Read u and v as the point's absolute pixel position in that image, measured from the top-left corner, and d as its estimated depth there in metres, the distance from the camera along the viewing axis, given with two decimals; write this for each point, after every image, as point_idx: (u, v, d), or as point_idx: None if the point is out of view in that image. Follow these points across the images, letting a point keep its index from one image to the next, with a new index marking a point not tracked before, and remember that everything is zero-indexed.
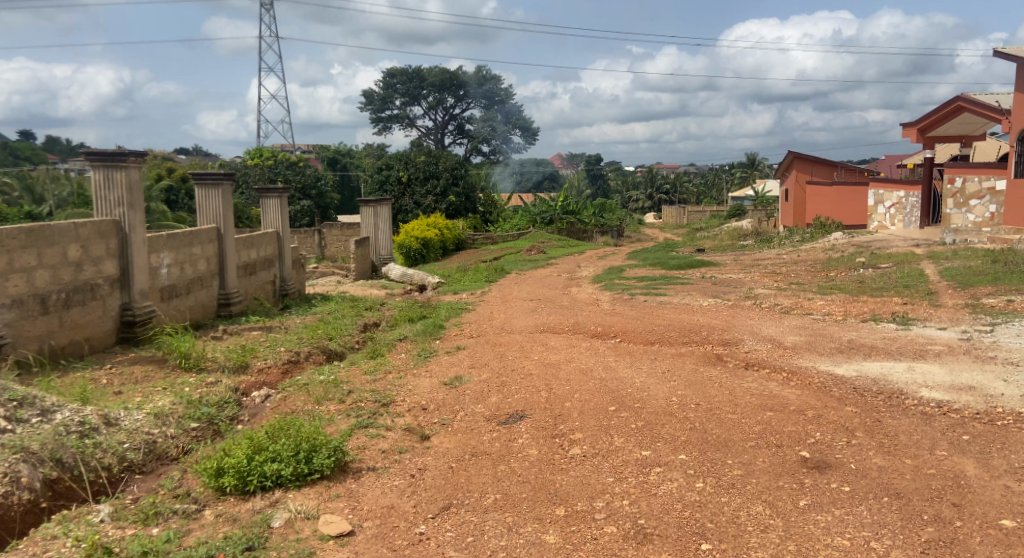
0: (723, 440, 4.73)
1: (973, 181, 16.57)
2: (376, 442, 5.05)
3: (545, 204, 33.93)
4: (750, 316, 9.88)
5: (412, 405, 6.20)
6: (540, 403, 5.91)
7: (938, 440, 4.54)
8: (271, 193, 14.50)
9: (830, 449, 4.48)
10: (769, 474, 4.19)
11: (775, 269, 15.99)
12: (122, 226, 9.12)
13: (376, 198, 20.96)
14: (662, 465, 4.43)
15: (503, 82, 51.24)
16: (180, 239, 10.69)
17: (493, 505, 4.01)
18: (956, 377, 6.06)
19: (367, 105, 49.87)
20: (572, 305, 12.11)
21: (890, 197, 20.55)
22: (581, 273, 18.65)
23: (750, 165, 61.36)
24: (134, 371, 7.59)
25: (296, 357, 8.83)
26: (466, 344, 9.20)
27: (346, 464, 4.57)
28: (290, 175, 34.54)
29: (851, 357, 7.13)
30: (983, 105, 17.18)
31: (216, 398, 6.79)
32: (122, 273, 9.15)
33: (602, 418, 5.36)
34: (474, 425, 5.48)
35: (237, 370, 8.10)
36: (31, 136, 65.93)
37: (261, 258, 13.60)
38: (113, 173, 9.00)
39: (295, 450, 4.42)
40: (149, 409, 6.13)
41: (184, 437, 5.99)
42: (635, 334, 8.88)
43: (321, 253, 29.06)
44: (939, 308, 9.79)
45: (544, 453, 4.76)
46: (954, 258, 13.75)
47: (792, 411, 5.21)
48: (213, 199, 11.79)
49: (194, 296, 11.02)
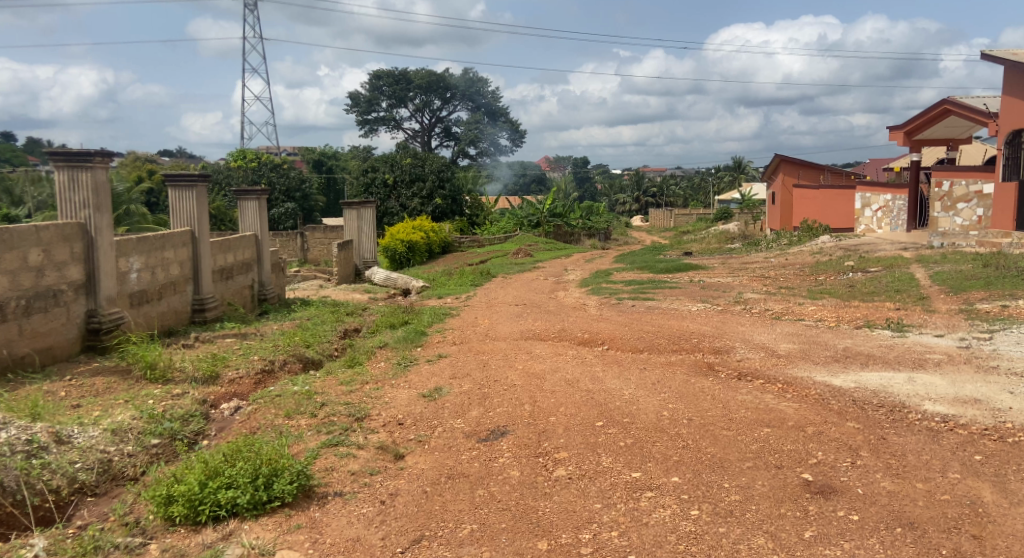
0: (718, 460, 4.41)
1: (961, 184, 16.39)
2: (346, 462, 4.69)
3: (531, 206, 33.71)
4: (742, 322, 9.58)
5: (387, 420, 5.84)
6: (524, 417, 5.57)
7: (949, 461, 4.25)
8: (249, 195, 14.11)
9: (834, 471, 4.16)
10: (770, 500, 3.87)
11: (764, 272, 15.75)
12: (88, 229, 8.70)
13: (360, 200, 20.57)
14: (653, 489, 4.10)
15: (489, 85, 51.03)
16: (151, 243, 10.26)
17: (470, 538, 3.66)
18: (959, 388, 5.78)
19: (354, 108, 49.38)
20: (558, 310, 11.78)
21: (877, 201, 20.42)
22: (567, 277, 18.35)
23: (736, 168, 61.27)
24: (95, 383, 7.18)
25: (270, 367, 8.45)
26: (448, 352, 8.86)
27: (311, 488, 4.20)
28: (274, 178, 34.06)
29: (848, 366, 6.85)
30: (969, 108, 17.01)
31: (181, 412, 6.39)
32: (87, 279, 8.72)
33: (589, 435, 5.02)
34: (452, 442, 5.14)
35: (207, 381, 7.69)
36: (11, 137, 64.84)
37: (238, 262, 13.16)
38: (79, 173, 8.58)
39: (254, 475, 4.05)
40: (107, 425, 5.73)
41: (144, 455, 5.60)
42: (624, 341, 8.56)
43: (303, 256, 28.58)
44: (933, 314, 9.54)
45: (526, 475, 4.42)
46: (944, 262, 13.58)
47: (791, 427, 4.90)
48: (188, 202, 11.38)
49: (166, 302, 10.59)
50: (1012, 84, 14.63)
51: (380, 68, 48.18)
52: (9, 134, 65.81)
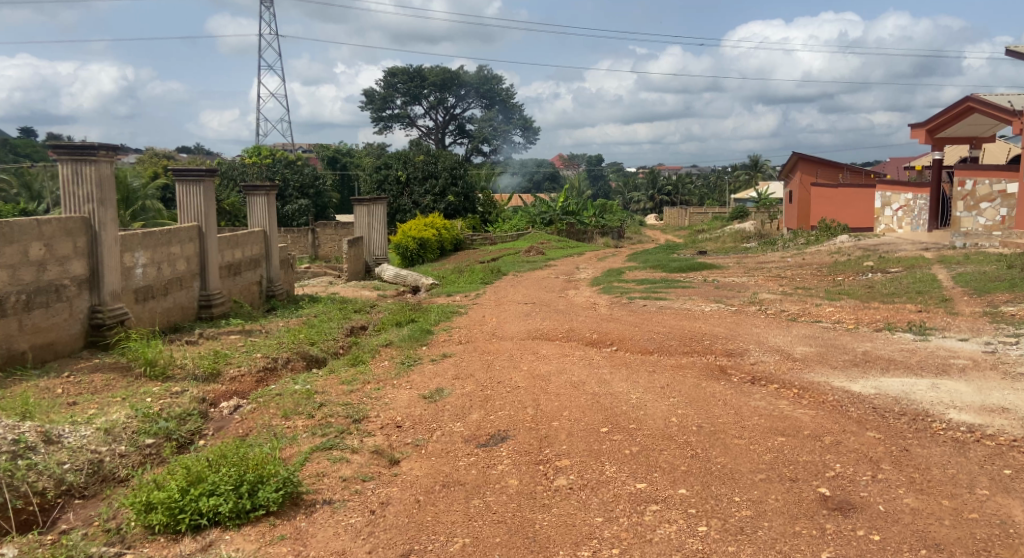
0: (729, 472, 4.16)
1: (984, 183, 15.93)
2: (338, 468, 4.50)
3: (545, 204, 33.50)
4: (755, 324, 9.30)
5: (385, 422, 5.65)
6: (526, 422, 5.35)
7: (977, 476, 3.97)
8: (258, 190, 13.99)
9: (852, 486, 3.91)
10: (782, 517, 3.64)
11: (780, 272, 15.39)
12: (92, 223, 8.58)
13: (371, 197, 20.44)
14: (659, 502, 3.87)
15: (504, 82, 50.75)
16: (157, 238, 10.14)
17: (461, 553, 3.45)
18: (986, 396, 5.49)
19: (368, 105, 49.34)
20: (567, 309, 11.54)
21: (897, 200, 19.98)
22: (579, 275, 18.05)
23: (752, 166, 60.44)
24: (93, 379, 7.05)
25: (272, 365, 8.29)
26: (454, 351, 8.66)
27: (299, 496, 4.01)
28: (288, 174, 34.06)
29: (867, 371, 6.55)
30: (993, 106, 16.53)
31: (178, 411, 6.24)
32: (91, 274, 8.60)
33: (593, 442, 4.80)
34: (451, 447, 4.93)
35: (207, 379, 7.53)
36: (31, 132, 65.52)
37: (247, 258, 13.04)
38: (83, 167, 8.44)
39: (237, 481, 3.86)
40: (100, 424, 5.58)
41: (136, 455, 5.45)
42: (634, 342, 8.32)
43: (314, 253, 28.52)
44: (956, 317, 9.20)
45: (524, 484, 4.20)
46: (967, 263, 13.18)
47: (807, 436, 4.65)
48: (195, 197, 11.24)
49: (172, 297, 10.47)
50: None
51: (395, 66, 48.10)
52: (29, 129, 66.47)
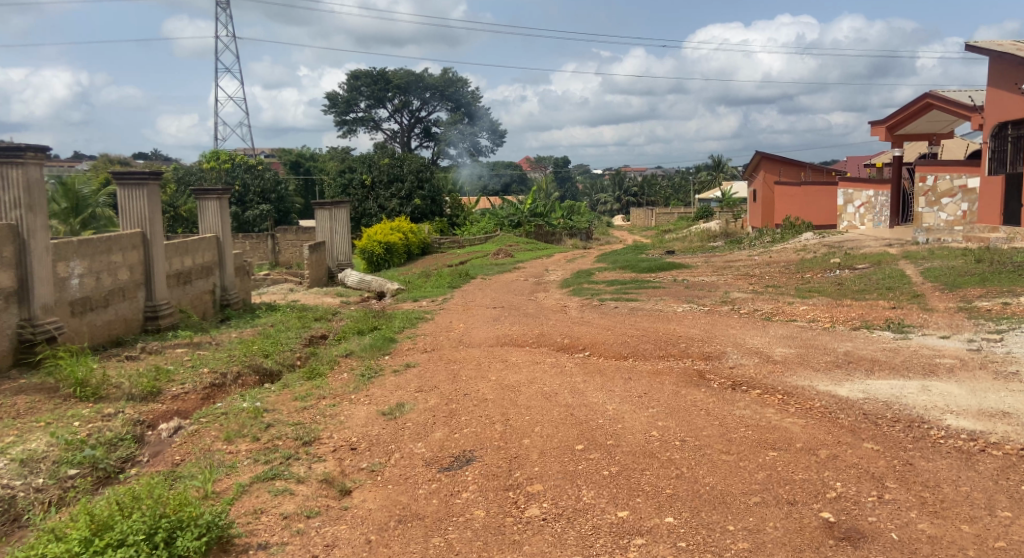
0: (720, 495, 3.74)
1: (945, 179, 15.87)
2: (280, 502, 4.00)
3: (512, 206, 33.08)
4: (731, 324, 8.97)
5: (339, 444, 5.12)
6: (493, 440, 4.87)
7: (994, 494, 3.61)
8: (209, 195, 13.24)
9: (859, 509, 3.52)
10: (785, 549, 3.23)
11: (748, 270, 15.19)
12: (19, 231, 7.88)
13: (333, 200, 19.75)
14: (644, 535, 3.44)
15: (469, 84, 50.22)
16: (96, 245, 9.44)
17: None
18: (982, 399, 5.16)
19: (331, 108, 48.38)
20: (537, 313, 11.06)
21: (859, 197, 19.93)
22: (548, 277, 17.61)
23: (715, 166, 60.93)
24: (16, 402, 6.36)
25: (220, 381, 7.68)
26: (417, 361, 8.16)
27: (227, 540, 3.53)
28: (249, 179, 33.15)
29: (852, 374, 6.21)
30: (951, 102, 16.47)
31: (108, 436, 5.62)
32: (20, 286, 7.88)
33: (568, 462, 4.34)
34: (410, 472, 4.43)
35: (146, 399, 6.89)
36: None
37: (197, 266, 12.31)
38: (8, 170, 7.80)
39: (151, 529, 3.33)
40: (15, 455, 4.97)
41: (55, 490, 4.84)
42: (606, 347, 7.89)
43: (274, 258, 27.72)
44: (933, 313, 8.96)
45: (492, 516, 3.74)
46: (933, 258, 13.09)
47: (800, 450, 4.25)
48: (138, 201, 10.53)
49: (114, 309, 9.75)
50: (994, 77, 14.00)
51: (358, 69, 47.08)
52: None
